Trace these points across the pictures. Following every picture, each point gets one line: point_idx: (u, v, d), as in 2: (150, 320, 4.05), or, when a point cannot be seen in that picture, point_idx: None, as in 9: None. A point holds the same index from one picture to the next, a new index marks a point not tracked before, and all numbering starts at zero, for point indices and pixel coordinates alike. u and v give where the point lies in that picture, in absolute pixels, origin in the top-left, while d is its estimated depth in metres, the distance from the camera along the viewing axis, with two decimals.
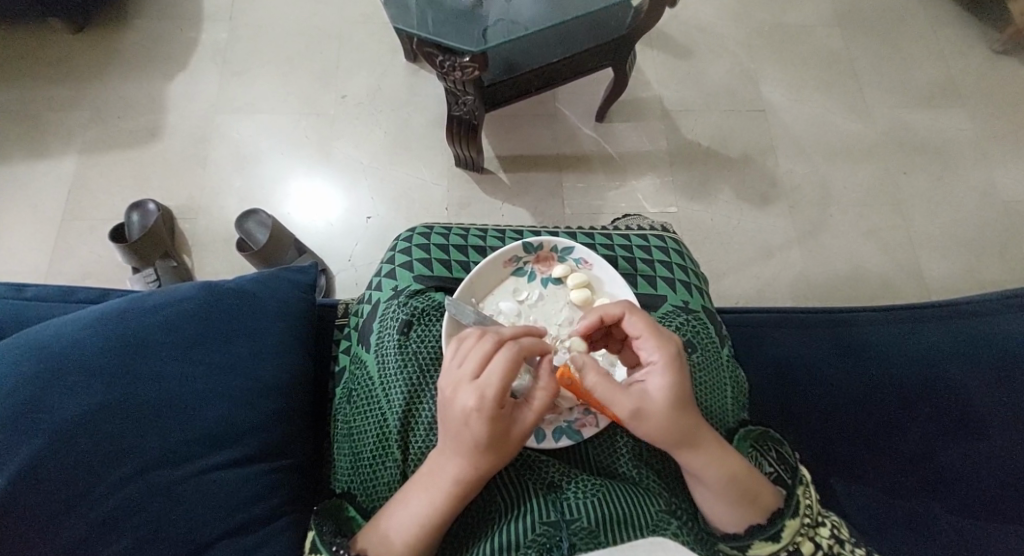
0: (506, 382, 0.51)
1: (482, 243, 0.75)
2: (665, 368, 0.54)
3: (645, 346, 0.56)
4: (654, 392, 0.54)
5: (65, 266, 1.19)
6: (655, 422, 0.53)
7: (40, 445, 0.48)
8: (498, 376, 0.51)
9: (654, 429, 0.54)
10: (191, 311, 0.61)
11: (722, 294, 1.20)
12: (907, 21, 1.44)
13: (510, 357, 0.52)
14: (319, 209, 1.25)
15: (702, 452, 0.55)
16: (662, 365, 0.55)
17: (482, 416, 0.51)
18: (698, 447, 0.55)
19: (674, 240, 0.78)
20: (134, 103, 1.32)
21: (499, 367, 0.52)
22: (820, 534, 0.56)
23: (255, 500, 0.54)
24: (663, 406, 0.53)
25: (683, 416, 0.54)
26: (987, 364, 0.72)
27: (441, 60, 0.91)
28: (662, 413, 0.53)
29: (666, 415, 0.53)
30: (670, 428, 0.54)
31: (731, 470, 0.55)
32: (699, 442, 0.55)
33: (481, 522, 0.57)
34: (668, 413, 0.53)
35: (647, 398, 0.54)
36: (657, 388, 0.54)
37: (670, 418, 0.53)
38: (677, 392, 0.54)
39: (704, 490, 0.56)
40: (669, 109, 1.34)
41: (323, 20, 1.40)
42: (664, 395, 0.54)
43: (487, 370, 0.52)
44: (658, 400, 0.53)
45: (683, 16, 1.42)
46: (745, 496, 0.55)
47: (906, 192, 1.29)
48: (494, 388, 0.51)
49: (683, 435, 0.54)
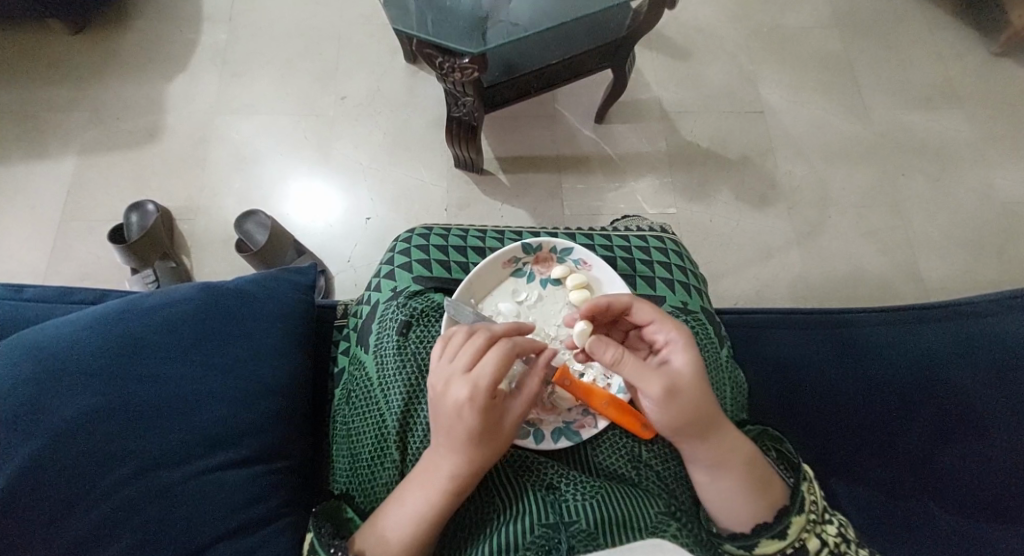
0: (500, 374, 0.52)
1: (481, 244, 0.75)
2: (685, 345, 0.57)
3: (660, 328, 0.59)
4: (680, 367, 0.56)
5: (64, 267, 1.19)
6: (689, 396, 0.55)
7: (40, 446, 0.48)
8: (491, 368, 0.52)
9: (689, 403, 0.54)
10: (190, 311, 0.61)
11: (722, 295, 1.20)
12: (906, 23, 1.44)
13: (500, 354, 0.52)
14: (319, 210, 1.25)
15: (724, 433, 0.56)
16: (682, 342, 0.58)
17: (474, 407, 0.51)
18: (722, 425, 0.56)
19: (674, 241, 0.78)
20: (134, 104, 1.32)
21: (494, 359, 0.52)
22: (826, 531, 0.56)
23: (255, 501, 0.54)
24: (692, 379, 0.55)
25: (707, 392, 0.56)
26: (985, 365, 0.72)
27: (441, 61, 0.91)
28: (693, 386, 0.55)
29: (696, 389, 0.55)
30: (702, 402, 0.55)
31: (745, 453, 0.57)
32: (721, 419, 0.56)
33: (479, 523, 0.57)
34: (697, 387, 0.55)
35: (677, 373, 0.55)
36: (682, 364, 0.56)
37: (699, 393, 0.55)
38: (699, 368, 0.56)
39: (721, 483, 0.56)
40: (668, 110, 1.34)
41: (322, 21, 1.40)
42: (690, 369, 0.56)
43: (479, 363, 0.52)
44: (690, 376, 0.55)
45: (682, 18, 1.43)
46: (757, 487, 0.56)
47: (905, 193, 1.29)
48: (488, 379, 0.51)
49: (712, 411, 0.55)
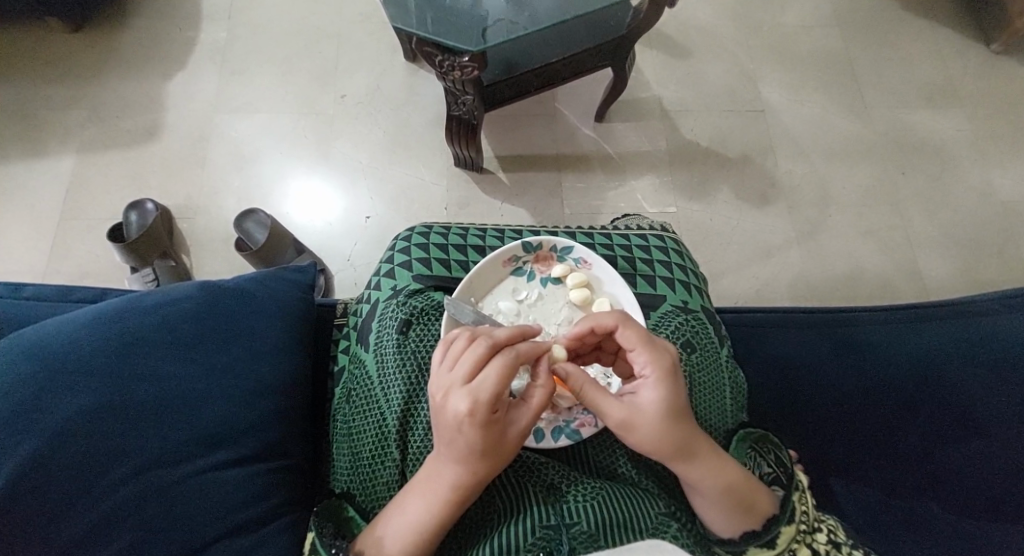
0: (501, 389, 0.50)
1: (481, 243, 0.74)
2: (658, 379, 0.54)
3: (638, 358, 0.56)
4: (645, 404, 0.54)
5: (62, 265, 1.19)
6: (647, 434, 0.53)
7: (38, 445, 0.48)
8: (492, 382, 0.49)
9: (647, 440, 0.53)
10: (189, 311, 0.61)
11: (721, 295, 1.20)
12: (906, 22, 1.44)
13: (502, 368, 0.50)
14: (319, 209, 1.24)
15: (697, 463, 0.54)
16: (654, 377, 0.54)
17: (474, 422, 0.49)
18: (694, 457, 0.54)
19: (674, 240, 0.78)
20: (133, 102, 1.32)
21: (495, 373, 0.50)
22: (817, 540, 0.56)
23: (255, 500, 0.54)
24: (657, 418, 0.53)
25: (678, 429, 0.54)
26: (986, 365, 0.72)
27: (441, 60, 0.91)
28: (655, 424, 0.53)
29: (658, 427, 0.53)
30: (662, 440, 0.53)
31: (727, 478, 0.55)
32: (697, 452, 0.54)
33: (480, 523, 0.57)
34: (662, 425, 0.53)
35: (639, 410, 0.53)
36: (649, 401, 0.54)
37: (665, 430, 0.53)
38: (670, 404, 0.54)
39: (700, 497, 0.56)
40: (668, 109, 1.34)
41: (323, 20, 1.40)
42: (656, 407, 0.53)
43: (479, 376, 0.50)
44: (650, 414, 0.53)
45: (682, 16, 1.42)
46: (741, 505, 0.55)
47: (905, 192, 1.29)
48: (489, 393, 0.49)
49: (680, 445, 0.54)
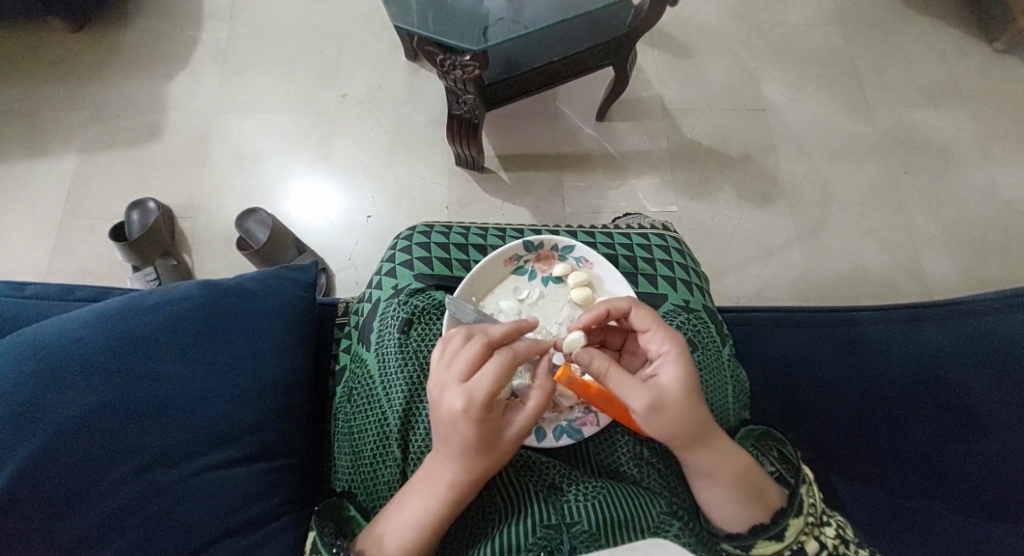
0: (497, 387, 0.50)
1: (482, 242, 0.74)
2: (677, 355, 0.55)
3: (654, 338, 0.56)
4: (667, 383, 0.54)
5: (65, 264, 1.19)
6: (675, 414, 0.52)
7: (40, 444, 0.48)
8: (487, 383, 0.49)
9: (671, 422, 0.52)
10: (190, 310, 0.60)
11: (723, 294, 1.20)
12: (909, 21, 1.44)
13: (501, 364, 0.50)
14: (320, 208, 1.24)
15: (710, 449, 0.54)
16: (673, 353, 0.55)
17: (469, 419, 0.49)
18: (711, 441, 0.54)
19: (675, 239, 0.78)
20: (135, 102, 1.32)
21: (491, 372, 0.50)
22: (825, 533, 0.56)
23: (255, 500, 0.54)
24: (681, 395, 0.53)
25: (698, 410, 0.54)
26: (988, 365, 0.72)
27: (442, 59, 0.90)
28: (679, 402, 0.53)
29: (683, 405, 0.53)
30: (688, 418, 0.53)
31: (738, 466, 0.55)
32: (710, 436, 0.54)
33: (480, 522, 0.57)
34: (685, 403, 0.53)
35: (663, 389, 0.53)
36: (670, 380, 0.54)
37: (689, 409, 0.53)
38: (690, 382, 0.54)
39: (711, 489, 0.56)
40: (669, 108, 1.34)
41: (324, 19, 1.40)
42: (679, 384, 0.53)
43: (476, 375, 0.50)
44: (675, 392, 0.53)
45: (683, 15, 1.42)
46: (751, 495, 0.55)
47: (907, 191, 1.28)
48: (484, 392, 0.49)
49: (702, 427, 0.54)
